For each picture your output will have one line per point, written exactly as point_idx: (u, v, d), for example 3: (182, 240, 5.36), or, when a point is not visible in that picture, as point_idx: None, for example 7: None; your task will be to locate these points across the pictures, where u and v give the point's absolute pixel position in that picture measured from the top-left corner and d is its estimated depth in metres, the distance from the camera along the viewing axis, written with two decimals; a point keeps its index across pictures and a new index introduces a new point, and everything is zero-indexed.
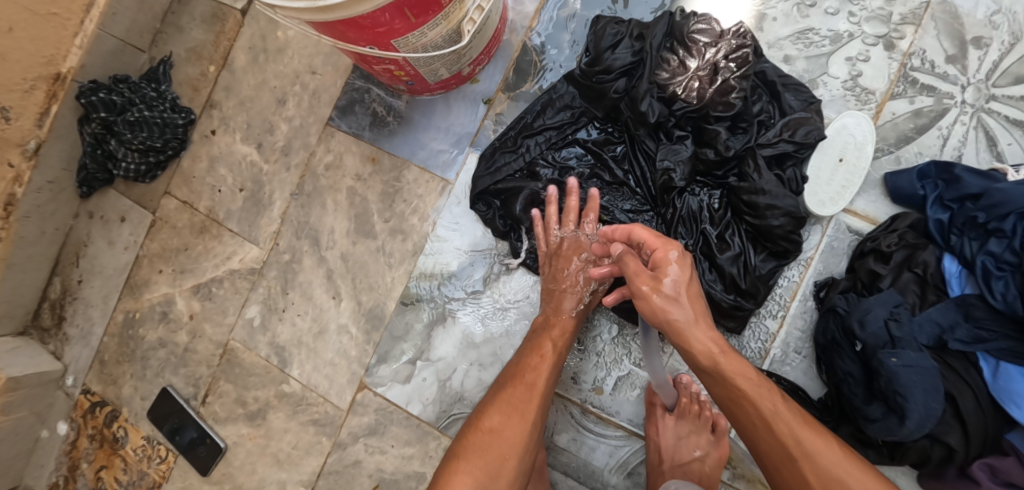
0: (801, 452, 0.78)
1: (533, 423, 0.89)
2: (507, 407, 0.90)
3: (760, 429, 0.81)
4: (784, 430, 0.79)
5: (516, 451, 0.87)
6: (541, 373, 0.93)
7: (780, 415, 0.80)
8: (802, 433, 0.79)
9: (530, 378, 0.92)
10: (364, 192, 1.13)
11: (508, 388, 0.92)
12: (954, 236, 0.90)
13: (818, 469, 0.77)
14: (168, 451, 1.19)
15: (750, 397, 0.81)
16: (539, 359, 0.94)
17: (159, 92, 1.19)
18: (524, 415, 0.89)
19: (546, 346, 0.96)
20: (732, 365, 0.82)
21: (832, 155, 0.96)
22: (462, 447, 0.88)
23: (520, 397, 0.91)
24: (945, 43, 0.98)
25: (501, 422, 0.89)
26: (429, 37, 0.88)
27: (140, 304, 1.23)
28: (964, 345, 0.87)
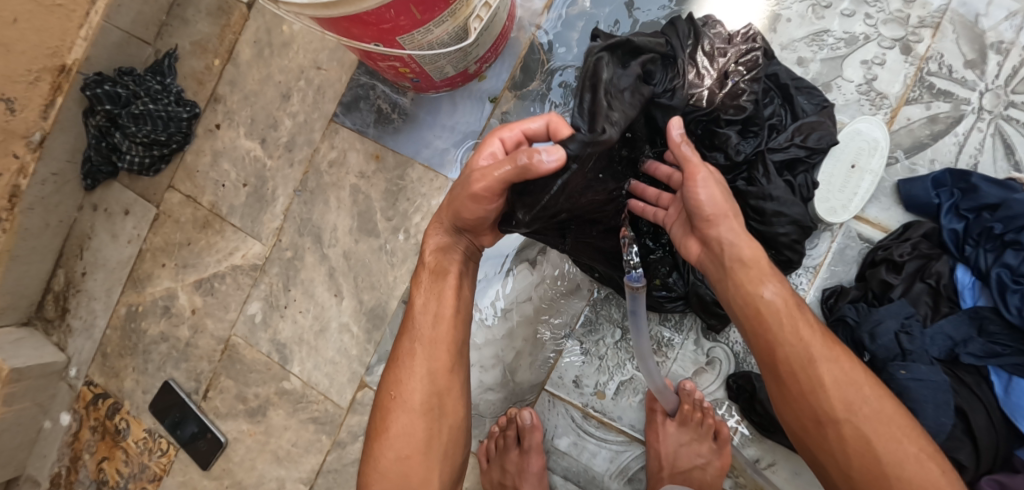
0: (821, 361, 0.74)
1: (421, 405, 0.81)
2: (389, 396, 0.83)
3: (788, 339, 0.75)
4: (808, 344, 0.75)
5: (418, 444, 0.81)
6: (429, 322, 0.84)
7: (802, 326, 0.76)
8: (819, 345, 0.75)
9: (404, 355, 0.83)
10: (367, 190, 1.12)
11: (387, 375, 0.84)
12: (969, 246, 0.88)
13: (835, 380, 0.74)
14: (169, 445, 1.19)
15: (770, 310, 0.76)
16: (410, 325, 0.85)
17: (163, 85, 1.18)
18: (407, 405, 0.81)
19: (426, 297, 0.85)
20: (762, 263, 0.78)
21: (845, 161, 0.93)
22: (364, 460, 0.83)
23: (397, 384, 0.82)
24: (964, 47, 0.95)
25: (385, 420, 0.82)
26: (435, 34, 0.87)
27: (143, 298, 1.23)
28: (976, 359, 0.84)
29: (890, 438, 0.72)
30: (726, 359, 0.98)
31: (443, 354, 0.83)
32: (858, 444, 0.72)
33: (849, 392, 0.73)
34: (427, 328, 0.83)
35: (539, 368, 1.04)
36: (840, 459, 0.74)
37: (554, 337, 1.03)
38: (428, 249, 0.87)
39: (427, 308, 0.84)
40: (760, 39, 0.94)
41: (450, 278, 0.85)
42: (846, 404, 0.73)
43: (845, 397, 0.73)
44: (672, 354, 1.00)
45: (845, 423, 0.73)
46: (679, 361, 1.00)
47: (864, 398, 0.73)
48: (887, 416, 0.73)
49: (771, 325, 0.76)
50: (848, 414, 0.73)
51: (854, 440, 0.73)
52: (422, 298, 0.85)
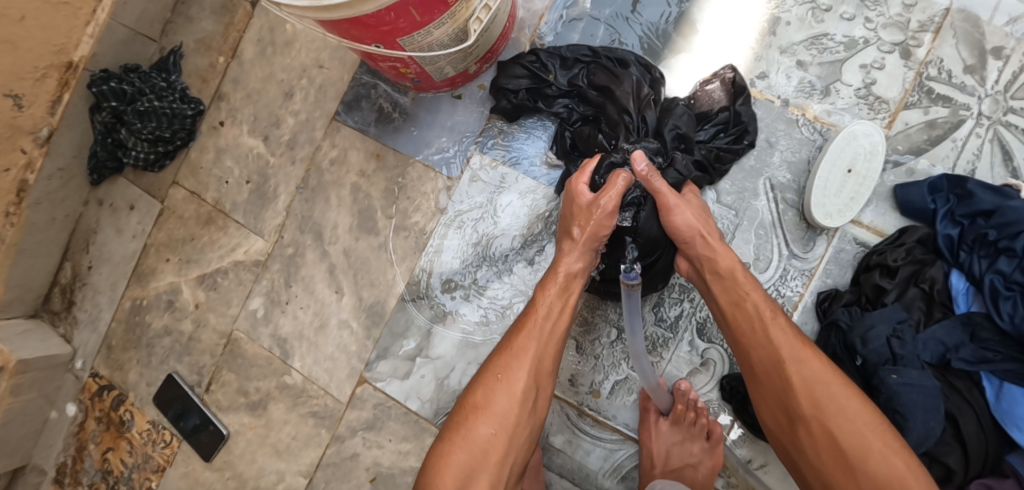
0: (794, 361, 0.80)
1: (522, 394, 0.85)
2: (491, 373, 0.86)
3: (760, 338, 0.83)
4: (781, 340, 0.82)
5: (507, 425, 0.84)
6: (546, 327, 0.88)
7: (781, 325, 0.83)
8: (795, 344, 0.81)
9: (519, 344, 0.87)
10: (368, 188, 1.13)
11: (497, 358, 0.87)
12: (962, 253, 0.88)
13: (805, 377, 0.79)
14: (172, 437, 1.21)
15: (754, 300, 0.85)
16: (527, 319, 0.89)
17: (168, 82, 1.20)
18: (511, 388, 0.85)
19: (547, 297, 0.90)
20: (745, 279, 0.87)
21: (842, 166, 0.93)
22: (450, 427, 0.85)
23: (508, 364, 0.86)
24: (964, 52, 0.95)
25: (487, 396, 0.85)
26: (435, 36, 0.87)
27: (147, 292, 1.25)
28: (968, 365, 0.85)
29: (856, 435, 0.76)
30: (720, 361, 0.99)
31: (549, 353, 0.88)
32: (823, 439, 0.78)
33: (818, 390, 0.78)
34: (546, 326, 0.88)
35: None
36: (810, 455, 0.79)
37: None
38: (560, 272, 0.91)
39: (546, 311, 0.89)
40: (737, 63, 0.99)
41: (565, 287, 0.91)
42: (815, 404, 0.78)
43: (814, 396, 0.78)
44: (666, 355, 1.01)
45: (813, 421, 0.78)
46: (674, 362, 1.01)
47: (835, 402, 0.78)
48: (859, 423, 0.76)
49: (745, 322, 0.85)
50: (817, 413, 0.78)
51: (822, 436, 0.78)
52: (544, 300, 0.89)
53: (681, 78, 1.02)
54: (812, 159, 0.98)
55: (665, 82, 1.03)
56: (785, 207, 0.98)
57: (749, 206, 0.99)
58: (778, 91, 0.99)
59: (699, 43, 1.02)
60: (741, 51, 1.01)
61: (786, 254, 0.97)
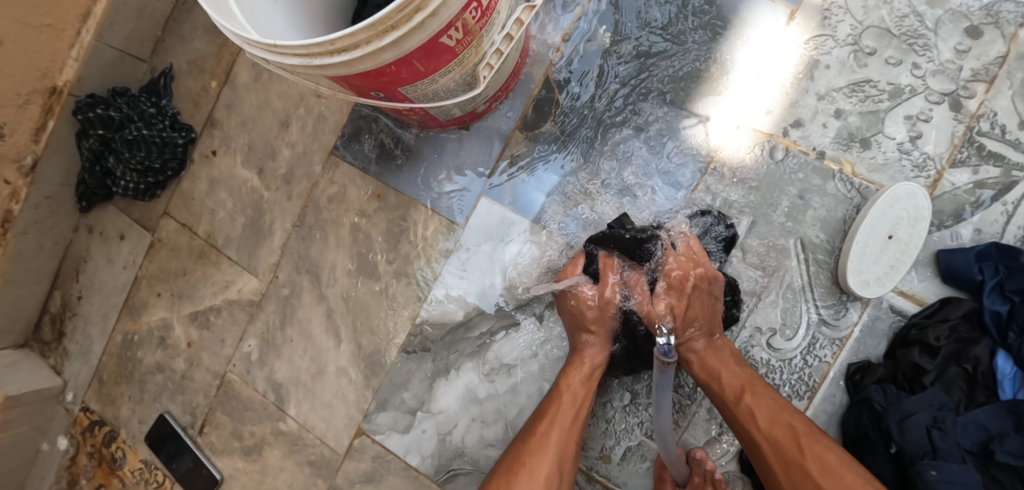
0: (772, 434, 0.79)
1: (548, 478, 0.81)
2: (517, 461, 0.83)
3: (733, 421, 0.83)
4: (749, 422, 0.81)
5: None
6: (570, 408, 0.86)
7: (758, 399, 0.82)
8: (761, 422, 0.80)
9: (542, 429, 0.85)
10: (368, 229, 1.06)
11: (523, 444, 0.85)
12: (1012, 332, 0.81)
13: (785, 448, 0.78)
14: (164, 477, 1.17)
15: (722, 383, 0.84)
16: (551, 406, 0.87)
17: (158, 107, 1.14)
18: (535, 472, 0.81)
19: (570, 389, 0.87)
20: (726, 357, 0.86)
21: (882, 230, 0.85)
22: None
23: (531, 449, 0.83)
24: (1021, 106, 0.87)
25: (511, 480, 0.81)
26: (440, 83, 0.79)
27: (139, 326, 1.20)
28: (1013, 459, 0.77)
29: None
30: None
31: (573, 439, 0.85)
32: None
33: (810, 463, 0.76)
34: (568, 414, 0.86)
35: None
36: None
37: None
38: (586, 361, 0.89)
39: (573, 396, 0.87)
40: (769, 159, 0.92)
41: (591, 375, 0.88)
42: (791, 482, 0.77)
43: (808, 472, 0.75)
44: (682, 422, 0.94)
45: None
46: (690, 430, 0.94)
47: (810, 479, 0.75)
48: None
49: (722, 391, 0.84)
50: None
51: None
52: (569, 386, 0.88)
53: (709, 123, 0.94)
54: (848, 219, 0.90)
55: (691, 127, 0.95)
56: (816, 269, 0.90)
57: (779, 267, 0.91)
58: (814, 141, 0.91)
59: (728, 85, 0.94)
60: (773, 94, 0.92)
61: (816, 320, 0.90)
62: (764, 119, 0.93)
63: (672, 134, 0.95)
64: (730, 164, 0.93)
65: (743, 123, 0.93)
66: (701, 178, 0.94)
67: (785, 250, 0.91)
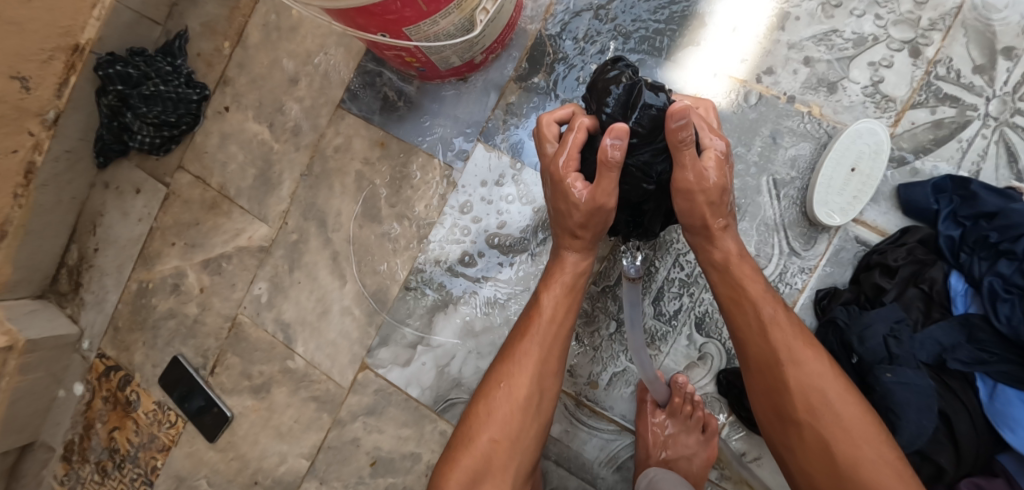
0: (791, 362, 0.81)
1: (523, 398, 0.86)
2: (494, 385, 0.87)
3: (756, 333, 0.84)
4: (779, 342, 0.82)
5: (509, 432, 0.85)
6: (546, 321, 0.89)
7: (781, 325, 0.83)
8: (795, 346, 0.81)
9: (520, 348, 0.88)
10: (372, 176, 1.13)
11: (500, 365, 0.88)
12: (964, 253, 0.88)
13: (801, 378, 0.80)
14: (177, 418, 1.23)
15: (754, 300, 0.85)
16: (528, 326, 0.89)
17: (174, 66, 1.21)
18: (513, 393, 0.86)
19: (552, 297, 0.90)
20: (744, 272, 0.86)
21: (845, 164, 0.93)
22: (457, 436, 0.87)
23: (509, 371, 0.87)
24: (974, 52, 0.94)
25: (490, 403, 0.86)
26: (441, 26, 0.87)
27: (153, 275, 1.26)
28: (963, 366, 0.84)
29: (847, 439, 0.77)
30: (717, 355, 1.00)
31: (551, 355, 0.88)
32: (811, 440, 0.79)
33: (813, 393, 0.79)
34: (546, 330, 0.88)
35: None
36: (797, 454, 0.81)
37: None
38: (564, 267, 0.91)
39: (553, 313, 0.89)
40: (745, 102, 1.00)
41: (569, 288, 0.90)
42: (807, 405, 0.79)
43: (808, 401, 0.79)
44: (664, 349, 1.01)
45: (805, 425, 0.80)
46: (671, 355, 1.01)
47: (825, 403, 0.79)
48: (849, 423, 0.77)
49: (746, 311, 0.85)
50: (808, 416, 0.79)
51: (810, 438, 0.79)
52: (547, 301, 0.89)
53: (688, 71, 1.02)
54: (816, 157, 0.97)
55: (673, 75, 1.02)
56: (788, 205, 0.98)
57: (752, 202, 0.99)
58: (785, 87, 0.99)
59: (707, 36, 1.01)
60: (748, 43, 1.00)
61: (787, 251, 0.98)
62: (740, 67, 1.00)
63: (655, 82, 1.03)
64: None
65: (721, 70, 1.01)
66: None
67: (759, 187, 0.99)
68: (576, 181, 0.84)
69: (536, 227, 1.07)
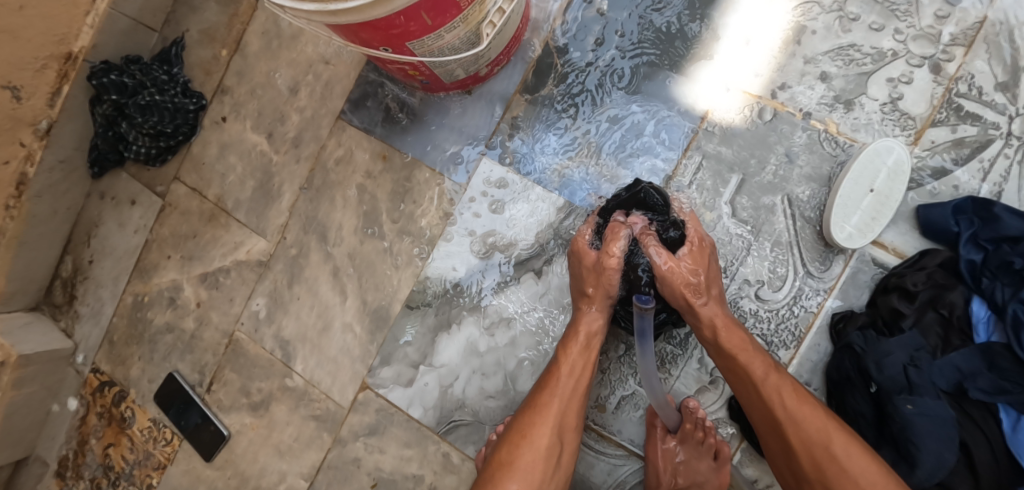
0: (788, 417, 0.80)
1: (546, 449, 0.85)
2: (517, 436, 0.87)
3: (751, 391, 0.84)
4: (774, 398, 0.82)
5: (533, 483, 0.84)
6: (569, 379, 0.89)
7: (774, 380, 0.83)
8: (788, 400, 0.81)
9: (542, 401, 0.88)
10: (374, 190, 1.10)
11: (523, 417, 0.88)
12: (985, 278, 0.86)
13: (801, 431, 0.79)
14: (173, 434, 1.20)
15: (746, 358, 0.84)
16: (549, 379, 0.90)
17: (171, 75, 1.17)
18: (535, 444, 0.86)
19: (569, 361, 0.90)
20: (734, 340, 0.85)
21: (864, 184, 0.90)
22: (480, 485, 0.86)
23: (532, 423, 0.87)
24: (996, 68, 0.91)
25: (513, 453, 0.85)
26: (446, 39, 0.83)
27: (149, 288, 1.23)
28: (985, 395, 0.82)
29: None
30: None
31: (573, 409, 0.88)
32: None
33: (816, 446, 0.78)
34: (568, 385, 0.89)
35: None
36: None
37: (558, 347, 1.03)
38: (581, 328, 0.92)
39: (572, 369, 0.90)
40: (759, 118, 0.97)
41: (587, 345, 0.91)
42: (809, 459, 0.78)
43: (812, 455, 0.78)
44: (675, 372, 0.99)
45: (815, 480, 0.78)
46: (682, 379, 0.98)
47: (829, 454, 0.77)
48: (855, 474, 0.76)
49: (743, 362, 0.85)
50: (816, 471, 0.78)
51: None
52: (567, 359, 0.90)
53: (701, 86, 0.99)
54: (832, 176, 0.94)
55: (684, 89, 0.99)
56: (803, 225, 0.95)
57: (766, 222, 0.96)
58: (801, 103, 0.96)
59: (720, 49, 0.98)
60: (763, 58, 0.97)
61: (802, 272, 0.95)
62: (754, 82, 0.97)
63: (666, 96, 1.00)
64: (721, 125, 0.98)
65: (735, 86, 0.98)
66: (693, 139, 0.99)
67: (773, 206, 0.96)
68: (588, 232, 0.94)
69: (543, 244, 1.04)
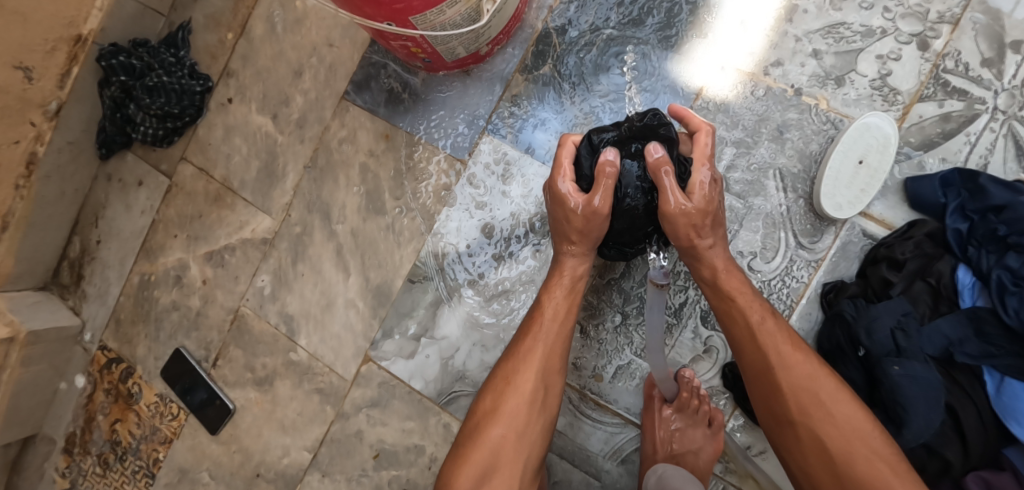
0: (781, 365, 0.82)
1: (530, 396, 0.86)
2: (501, 382, 0.88)
3: (745, 339, 0.85)
4: (769, 346, 0.83)
5: (515, 428, 0.85)
6: (552, 323, 0.90)
7: (769, 328, 0.84)
8: (782, 348, 0.82)
9: (525, 347, 0.89)
10: (376, 169, 1.13)
11: (507, 363, 0.89)
12: (972, 247, 0.88)
13: (792, 380, 0.81)
14: (179, 410, 1.23)
15: (742, 302, 0.85)
16: (532, 325, 0.90)
17: (177, 58, 1.20)
18: (519, 389, 0.87)
19: (552, 304, 0.90)
20: (733, 283, 0.86)
21: (853, 157, 0.93)
22: (465, 432, 0.87)
23: (515, 369, 0.88)
24: (982, 45, 0.94)
25: (497, 400, 0.87)
26: (447, 15, 0.86)
27: (155, 267, 1.26)
28: (971, 359, 0.84)
29: (841, 440, 0.77)
30: (723, 348, 1.00)
31: (557, 354, 0.89)
32: (809, 442, 0.79)
33: (806, 395, 0.80)
34: (551, 329, 0.89)
35: None
36: (796, 457, 0.81)
37: None
38: (564, 272, 0.91)
39: (555, 313, 0.90)
40: (753, 93, 0.99)
41: (572, 289, 0.91)
42: (800, 409, 0.80)
43: (802, 403, 0.80)
44: (670, 341, 1.01)
45: (800, 425, 0.80)
46: (677, 348, 1.01)
47: (819, 405, 0.79)
48: (842, 423, 0.78)
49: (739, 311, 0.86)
50: (803, 418, 0.80)
51: (808, 440, 0.80)
52: (551, 303, 0.90)
53: (695, 64, 1.01)
54: (823, 150, 0.97)
55: (679, 67, 1.02)
56: (795, 198, 0.98)
57: (759, 195, 0.99)
58: (792, 80, 0.98)
59: (714, 28, 1.01)
60: (756, 36, 1.00)
61: (793, 244, 0.97)
62: (747, 60, 1.00)
63: (661, 74, 1.02)
64: (715, 101, 1.00)
65: (728, 63, 1.00)
66: None
67: (765, 179, 0.99)
68: (566, 183, 0.87)
69: (541, 219, 1.06)
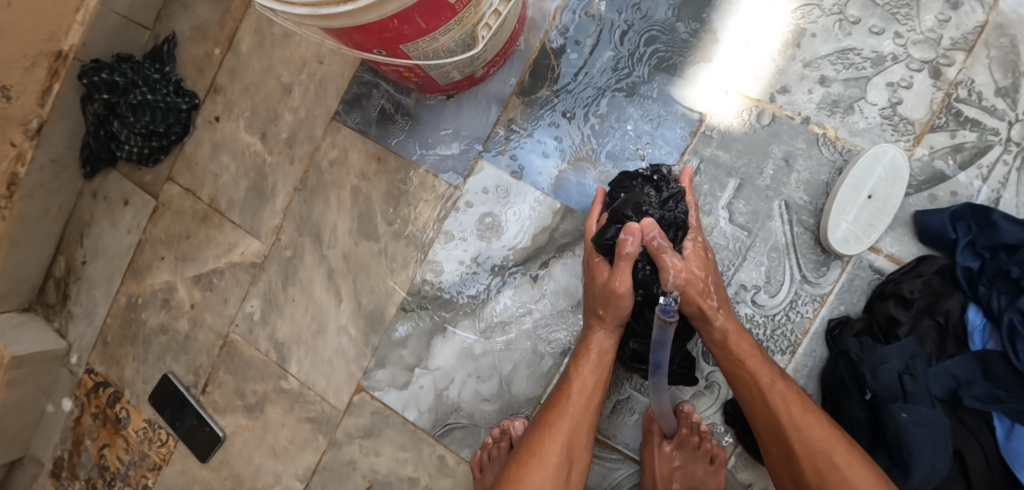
0: (793, 426, 0.80)
1: (554, 468, 0.84)
2: (525, 456, 0.86)
3: (757, 399, 0.84)
4: (780, 406, 0.82)
5: None
6: (582, 394, 0.89)
7: (783, 391, 0.82)
8: (794, 408, 0.81)
9: (552, 418, 0.88)
10: (369, 191, 1.09)
11: (534, 433, 0.88)
12: (982, 286, 0.85)
13: (804, 442, 0.79)
14: (168, 436, 1.20)
15: (754, 366, 0.85)
16: (561, 397, 0.90)
17: (162, 73, 1.16)
18: (544, 462, 0.85)
19: (581, 375, 0.90)
20: (741, 347, 0.86)
21: (863, 190, 0.89)
22: None
23: (541, 440, 0.87)
24: (997, 74, 0.90)
25: (520, 471, 0.84)
26: (440, 42, 0.82)
27: (142, 289, 1.23)
28: (979, 404, 0.82)
29: None
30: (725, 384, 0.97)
31: (583, 428, 0.88)
32: None
33: (820, 457, 0.78)
34: (579, 402, 0.89)
35: (535, 382, 1.03)
36: None
37: (553, 351, 1.03)
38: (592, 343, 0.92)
39: (583, 387, 0.90)
40: (757, 121, 0.96)
41: (600, 363, 0.91)
42: (817, 472, 0.78)
43: (818, 466, 0.78)
44: None
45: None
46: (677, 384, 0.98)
47: (835, 468, 0.77)
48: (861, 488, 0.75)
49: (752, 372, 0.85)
50: (819, 481, 0.77)
51: None
52: (579, 376, 0.90)
53: (699, 89, 0.98)
54: (830, 182, 0.94)
55: (682, 92, 0.98)
56: (800, 230, 0.95)
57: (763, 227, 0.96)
58: (799, 107, 0.95)
59: (718, 52, 0.97)
60: (763, 61, 0.96)
61: (798, 278, 0.95)
62: (753, 86, 0.96)
63: (665, 99, 0.99)
64: (719, 129, 0.97)
65: (733, 88, 0.97)
66: (690, 142, 0.98)
67: (770, 211, 0.95)
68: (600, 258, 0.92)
69: (539, 249, 1.03)
